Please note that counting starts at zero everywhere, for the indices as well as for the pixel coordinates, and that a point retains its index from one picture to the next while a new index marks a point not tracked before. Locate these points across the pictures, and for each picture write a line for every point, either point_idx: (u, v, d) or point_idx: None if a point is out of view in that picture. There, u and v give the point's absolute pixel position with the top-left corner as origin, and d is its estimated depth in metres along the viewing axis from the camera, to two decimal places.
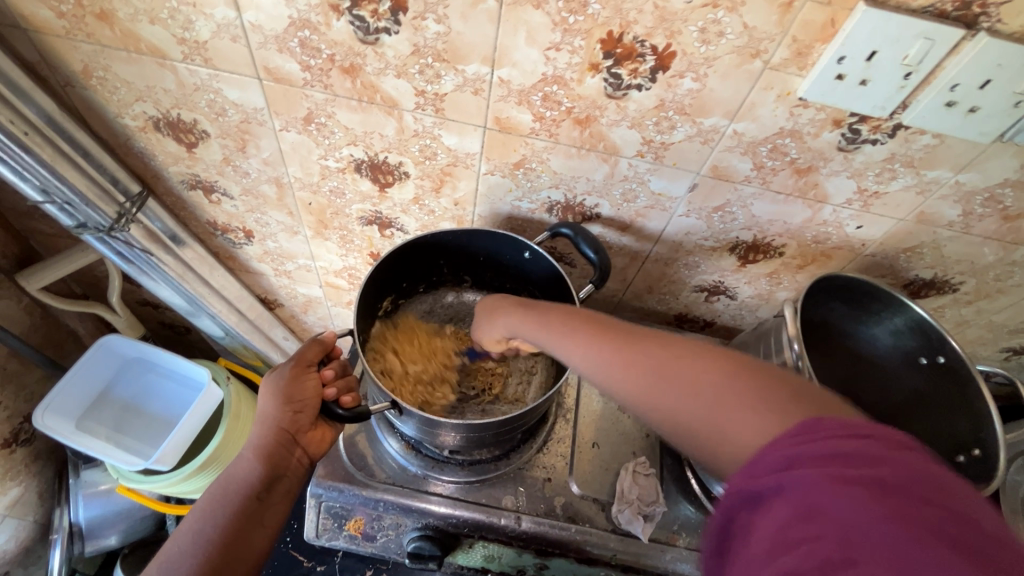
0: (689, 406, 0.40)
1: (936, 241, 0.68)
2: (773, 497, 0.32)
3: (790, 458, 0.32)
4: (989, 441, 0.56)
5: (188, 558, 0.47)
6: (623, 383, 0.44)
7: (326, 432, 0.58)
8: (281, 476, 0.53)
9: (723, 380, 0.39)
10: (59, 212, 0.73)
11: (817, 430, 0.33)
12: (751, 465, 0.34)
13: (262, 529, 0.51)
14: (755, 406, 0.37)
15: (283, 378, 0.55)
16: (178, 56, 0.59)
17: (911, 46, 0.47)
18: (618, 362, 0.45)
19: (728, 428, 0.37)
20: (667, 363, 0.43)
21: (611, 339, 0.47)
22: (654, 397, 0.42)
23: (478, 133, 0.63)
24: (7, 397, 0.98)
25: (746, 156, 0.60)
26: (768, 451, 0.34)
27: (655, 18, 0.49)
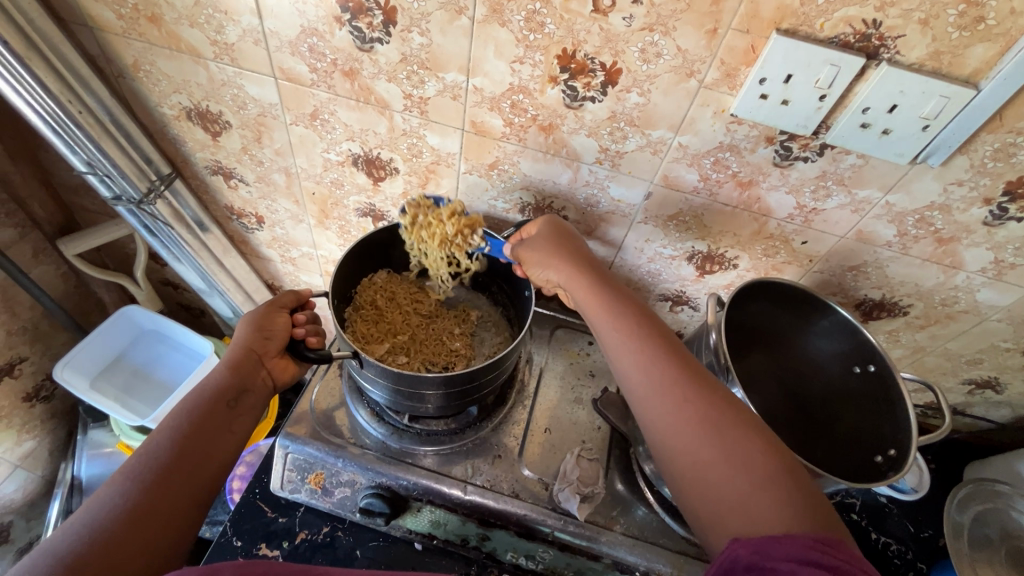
0: (726, 474, 0.45)
1: (878, 260, 0.72)
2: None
3: (808, 560, 0.38)
4: (904, 440, 0.58)
5: (164, 448, 0.50)
6: (674, 423, 0.49)
7: (291, 365, 0.66)
8: (248, 388, 0.59)
9: (770, 470, 0.45)
10: (99, 183, 0.84)
11: (841, 552, 0.39)
12: (770, 547, 0.39)
13: (231, 433, 0.55)
14: (789, 501, 0.43)
15: (258, 313, 0.64)
16: (210, 55, 0.70)
17: (820, 71, 0.53)
18: (681, 404, 0.50)
19: (754, 510, 0.43)
20: (721, 430, 0.48)
21: (682, 382, 0.51)
22: (694, 449, 0.47)
23: (457, 135, 0.72)
24: (35, 354, 1.09)
25: (692, 168, 0.67)
26: (789, 538, 0.39)
27: (602, 38, 0.57)
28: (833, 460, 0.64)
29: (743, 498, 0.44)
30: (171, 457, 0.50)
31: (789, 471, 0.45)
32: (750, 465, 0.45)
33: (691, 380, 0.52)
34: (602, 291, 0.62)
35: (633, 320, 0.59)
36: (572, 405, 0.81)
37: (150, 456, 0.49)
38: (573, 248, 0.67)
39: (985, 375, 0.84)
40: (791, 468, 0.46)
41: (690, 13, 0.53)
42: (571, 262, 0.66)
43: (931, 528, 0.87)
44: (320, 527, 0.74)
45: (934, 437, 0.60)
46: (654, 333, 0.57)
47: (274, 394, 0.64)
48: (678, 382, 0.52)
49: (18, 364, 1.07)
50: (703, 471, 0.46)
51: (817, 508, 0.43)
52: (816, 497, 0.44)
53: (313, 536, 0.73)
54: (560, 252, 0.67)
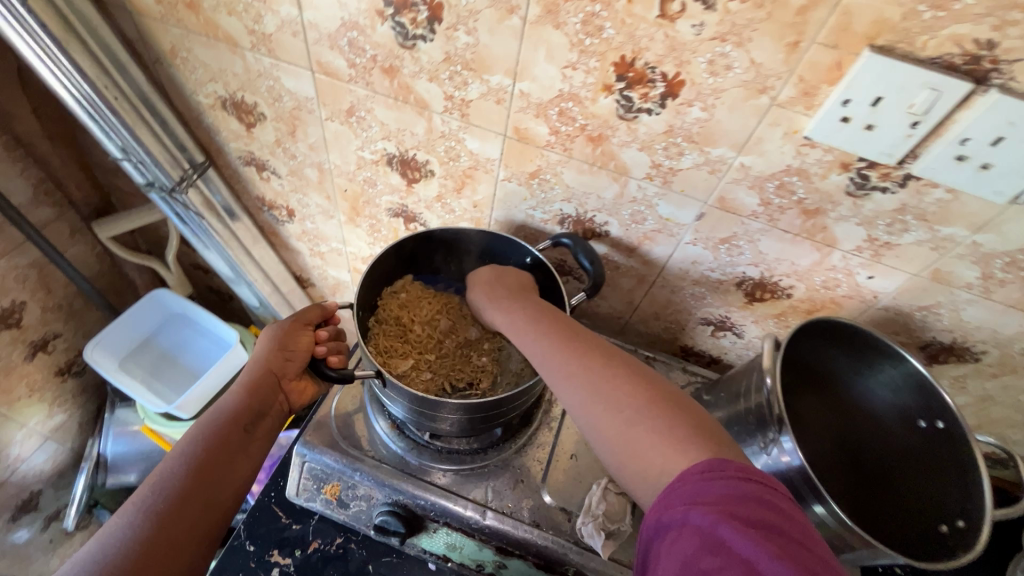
0: (607, 424, 0.46)
1: (953, 302, 0.65)
2: (679, 525, 0.36)
3: (694, 495, 0.36)
4: (974, 513, 0.52)
5: (178, 475, 0.48)
6: (562, 392, 0.50)
7: (308, 386, 0.64)
8: (265, 412, 0.57)
9: (641, 412, 0.45)
10: (133, 169, 0.83)
11: (720, 470, 0.37)
12: (667, 495, 0.38)
13: (248, 458, 0.54)
14: (670, 438, 0.42)
15: (280, 330, 0.62)
16: (247, 45, 0.67)
17: (916, 94, 0.47)
18: (562, 372, 0.51)
19: (641, 460, 0.43)
20: (599, 382, 0.48)
21: (560, 348, 0.52)
22: (584, 414, 0.48)
23: (498, 141, 0.67)
24: (69, 331, 1.11)
25: (753, 191, 0.61)
26: (679, 481, 0.38)
27: (666, 46, 0.52)
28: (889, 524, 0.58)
29: (625, 449, 0.44)
30: (186, 485, 0.48)
31: (674, 407, 0.45)
32: (626, 418, 0.45)
33: (575, 347, 0.52)
34: (516, 297, 0.63)
35: (533, 309, 0.60)
36: None
37: (163, 484, 0.47)
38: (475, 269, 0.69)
39: None
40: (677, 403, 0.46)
41: (770, 22, 0.48)
42: (498, 283, 0.67)
43: None
44: (334, 537, 0.72)
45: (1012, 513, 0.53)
46: (551, 316, 0.58)
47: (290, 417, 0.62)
48: (558, 352, 0.53)
49: (51, 340, 1.08)
50: (598, 434, 0.47)
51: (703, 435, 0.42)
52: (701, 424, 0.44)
53: (326, 546, 0.71)
54: (496, 286, 0.67)
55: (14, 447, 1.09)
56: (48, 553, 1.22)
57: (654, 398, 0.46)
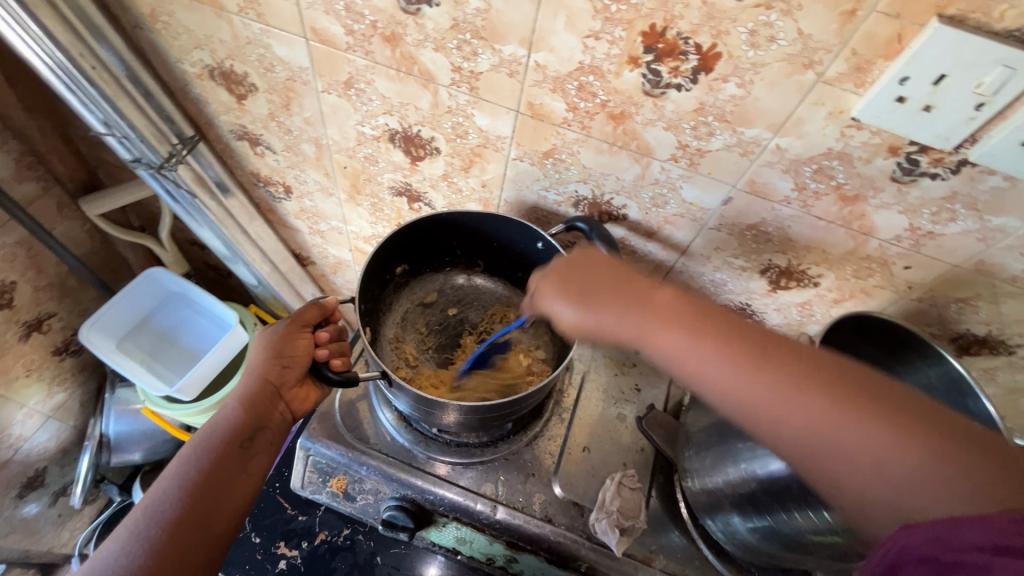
0: (852, 446, 0.39)
1: (994, 294, 0.61)
2: (975, 568, 0.31)
3: (1002, 542, 0.31)
4: None
5: (171, 500, 0.47)
6: (774, 416, 0.42)
7: (312, 391, 0.60)
8: (265, 425, 0.54)
9: (889, 433, 0.39)
10: (118, 145, 0.77)
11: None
12: (947, 531, 0.33)
13: (247, 477, 0.51)
14: (930, 463, 0.37)
15: (277, 335, 0.58)
16: (234, 9, 0.61)
17: (987, 72, 0.42)
18: (768, 394, 0.42)
19: (888, 483, 0.38)
20: (822, 403, 0.40)
21: (742, 355, 0.43)
22: (793, 429, 0.41)
23: (510, 117, 0.62)
24: (63, 310, 1.08)
25: (787, 175, 0.56)
26: (970, 523, 0.32)
27: (702, 15, 0.46)
28: None
29: (877, 474, 0.39)
30: (177, 510, 0.46)
31: (898, 410, 0.40)
32: (862, 437, 0.39)
33: (766, 357, 0.43)
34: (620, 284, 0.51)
35: (675, 306, 0.47)
36: (614, 421, 0.74)
37: (156, 510, 0.46)
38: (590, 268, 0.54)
39: None
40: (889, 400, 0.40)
41: None
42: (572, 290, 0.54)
43: None
44: (341, 529, 0.71)
45: None
46: (701, 316, 0.46)
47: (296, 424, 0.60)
48: (748, 371, 0.43)
49: (46, 320, 1.05)
50: (831, 459, 0.40)
51: (954, 443, 0.38)
52: (933, 420, 0.39)
53: (333, 537, 0.70)
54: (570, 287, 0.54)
55: (15, 427, 1.08)
56: (59, 526, 1.26)
57: (894, 405, 0.40)
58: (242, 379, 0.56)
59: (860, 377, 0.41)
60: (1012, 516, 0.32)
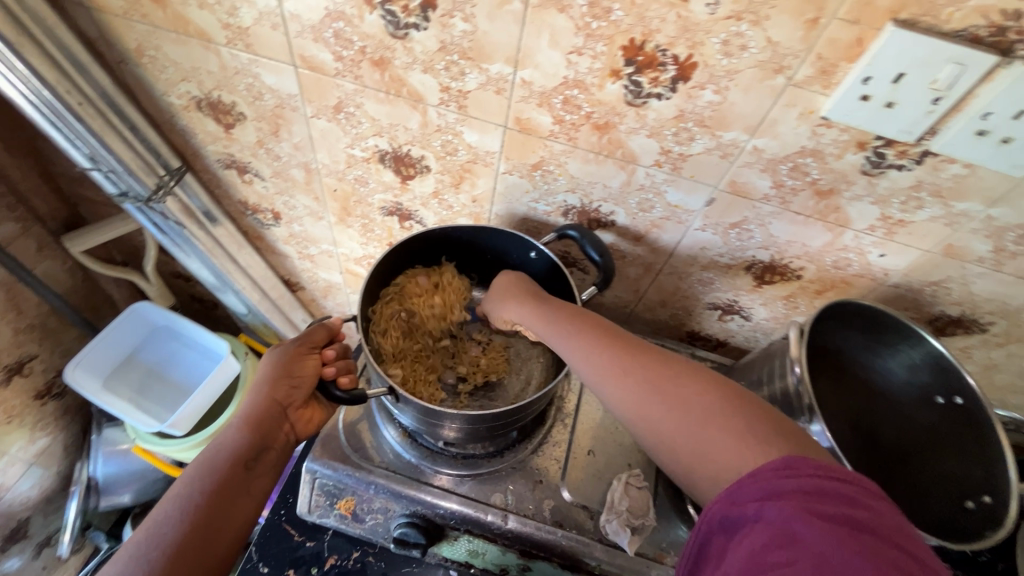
0: (679, 426, 0.44)
1: (964, 276, 0.64)
2: (750, 522, 0.35)
3: (770, 488, 0.35)
4: (1003, 487, 0.52)
5: (174, 523, 0.46)
6: (615, 393, 0.48)
7: (316, 412, 0.61)
8: (270, 446, 0.54)
9: (708, 404, 0.43)
10: (104, 179, 0.77)
11: (805, 467, 0.36)
12: (733, 492, 0.37)
13: (250, 500, 0.51)
14: (735, 431, 0.41)
15: (285, 354, 0.59)
16: (222, 41, 0.63)
17: (940, 70, 0.45)
18: (614, 374, 0.49)
19: (710, 453, 0.41)
20: (668, 388, 0.46)
21: (609, 347, 0.51)
22: (633, 406, 0.47)
23: (498, 132, 0.64)
24: (45, 351, 1.05)
25: (765, 174, 0.60)
26: (753, 476, 0.37)
27: (677, 28, 0.49)
28: (915, 507, 0.57)
29: (697, 441, 0.42)
30: (180, 533, 0.45)
31: (736, 404, 0.43)
32: (692, 412, 0.44)
33: (625, 350, 0.50)
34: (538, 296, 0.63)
35: (567, 311, 0.59)
36: (616, 423, 0.75)
37: (158, 533, 0.45)
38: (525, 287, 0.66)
39: None
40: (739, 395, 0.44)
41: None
42: (508, 285, 0.67)
43: None
44: (350, 552, 0.70)
45: None
46: (587, 319, 0.56)
47: (297, 446, 0.59)
48: (605, 356, 0.51)
49: (27, 363, 1.02)
50: (664, 433, 0.44)
51: (783, 433, 0.40)
52: (775, 423, 0.41)
53: (344, 561, 0.69)
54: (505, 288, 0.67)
55: None
56: None
57: (731, 396, 0.44)
58: (247, 399, 0.56)
59: (700, 371, 0.47)
60: (776, 463, 0.37)
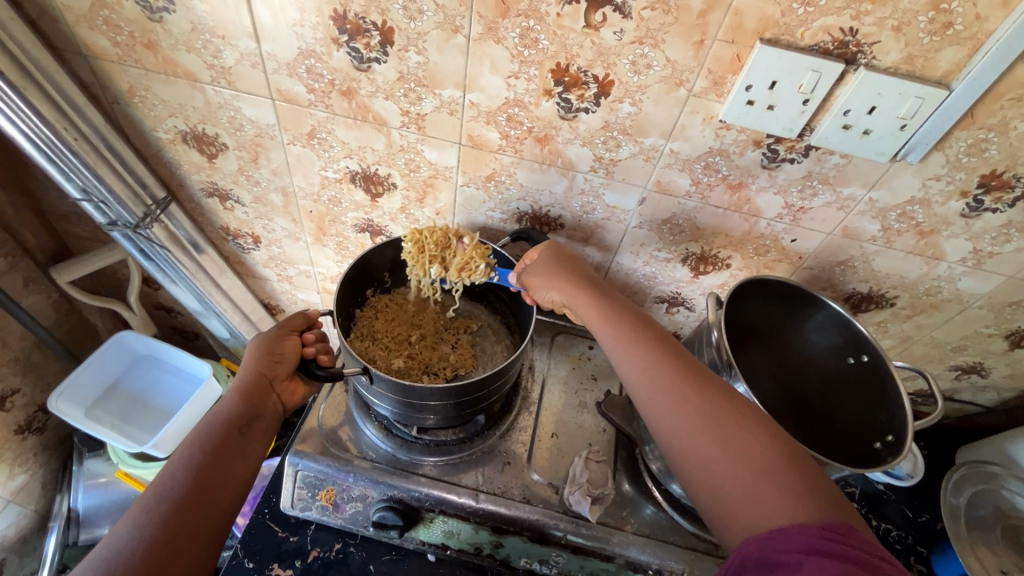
0: (730, 465, 0.49)
1: (864, 255, 0.75)
2: (791, 567, 0.40)
3: (816, 547, 0.41)
4: (900, 427, 0.61)
5: (179, 478, 0.51)
6: (679, 423, 0.53)
7: (299, 387, 0.66)
8: (260, 413, 0.59)
9: (771, 458, 0.49)
10: (94, 210, 0.84)
11: (849, 537, 0.42)
12: (775, 541, 0.42)
13: (244, 460, 0.56)
14: (789, 489, 0.46)
15: (268, 337, 0.65)
16: (207, 79, 0.71)
17: (803, 76, 0.56)
18: (682, 405, 0.53)
19: (761, 504, 0.46)
20: (727, 429, 0.51)
21: (679, 376, 0.56)
22: (693, 440, 0.52)
23: (454, 149, 0.73)
24: (27, 385, 1.07)
25: (684, 173, 0.70)
26: (795, 530, 0.42)
27: (594, 52, 0.60)
28: (831, 449, 0.66)
29: (748, 489, 0.47)
30: (185, 486, 0.50)
31: (792, 464, 0.48)
32: (753, 457, 0.49)
33: (690, 378, 0.55)
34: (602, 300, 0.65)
35: (634, 326, 0.62)
36: (577, 409, 0.82)
37: (166, 487, 0.50)
38: (575, 271, 0.70)
39: (971, 360, 0.87)
40: (789, 449, 0.50)
41: (677, 26, 0.56)
42: (563, 270, 0.70)
43: (928, 513, 0.89)
44: (332, 544, 0.74)
45: (931, 421, 0.62)
46: (657, 341, 0.60)
47: (285, 418, 0.64)
48: (674, 383, 0.55)
49: (9, 397, 1.04)
50: (716, 471, 0.49)
51: (830, 501, 0.46)
52: (825, 489, 0.47)
53: (326, 553, 0.73)
54: (558, 275, 0.69)
55: None
56: None
57: (790, 455, 0.49)
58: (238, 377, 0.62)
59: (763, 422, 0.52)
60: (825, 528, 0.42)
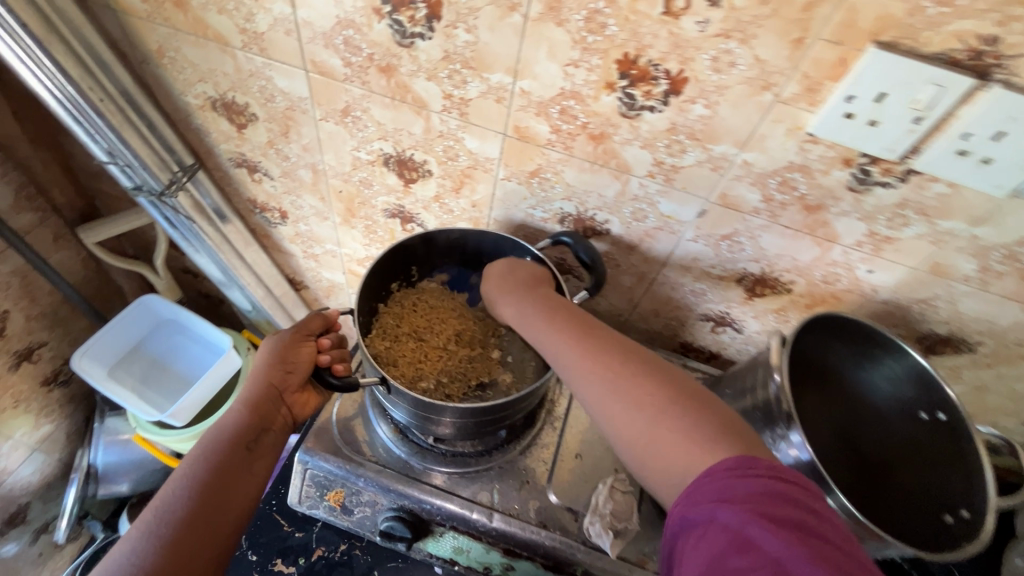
0: (634, 422, 0.47)
1: (951, 295, 0.65)
2: (704, 523, 0.37)
3: (724, 492, 0.38)
4: (978, 504, 0.53)
5: (182, 499, 0.47)
6: (585, 391, 0.52)
7: (311, 398, 0.62)
8: (269, 427, 0.56)
9: (671, 412, 0.46)
10: (120, 173, 0.80)
11: (754, 469, 0.39)
12: (691, 496, 0.40)
13: (252, 478, 0.53)
14: (693, 437, 0.44)
15: (281, 342, 0.61)
16: (238, 44, 0.66)
17: (921, 90, 0.47)
18: (588, 374, 0.52)
19: (666, 454, 0.44)
20: (627, 388, 0.49)
21: (584, 345, 0.54)
22: (598, 405, 0.50)
23: (498, 140, 0.67)
24: (54, 339, 1.08)
25: (755, 187, 0.61)
26: (704, 478, 0.40)
27: (669, 44, 0.52)
28: (893, 518, 0.58)
29: (652, 442, 0.45)
30: (188, 508, 0.47)
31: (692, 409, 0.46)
32: (654, 413, 0.47)
33: (593, 348, 0.54)
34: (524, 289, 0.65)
35: (548, 305, 0.61)
36: None
37: (167, 509, 0.46)
38: (517, 273, 0.68)
39: None
40: (701, 403, 0.47)
41: (775, 19, 0.47)
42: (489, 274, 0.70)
43: None
44: (338, 544, 0.71)
45: (1018, 502, 0.54)
46: (567, 316, 0.59)
47: (294, 430, 0.61)
48: (580, 352, 0.54)
49: (36, 349, 1.05)
50: (623, 432, 0.48)
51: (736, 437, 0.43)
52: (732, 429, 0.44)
53: (330, 553, 0.70)
54: (509, 277, 0.68)
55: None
56: (39, 565, 1.23)
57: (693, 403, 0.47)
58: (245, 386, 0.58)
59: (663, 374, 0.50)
60: (730, 466, 0.40)
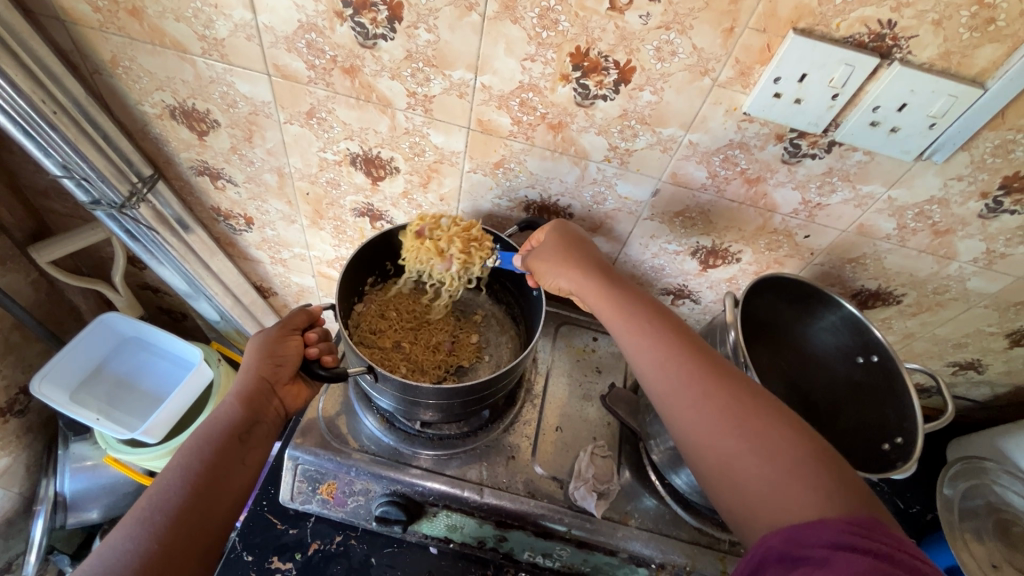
0: (759, 463, 0.46)
1: (877, 253, 0.74)
2: (816, 563, 0.38)
3: (842, 541, 0.39)
4: (910, 428, 0.61)
5: (178, 488, 0.50)
6: (696, 413, 0.50)
7: (302, 390, 0.66)
8: (260, 420, 0.58)
9: (797, 457, 0.46)
10: (76, 187, 0.79)
11: (877, 533, 0.40)
12: (801, 534, 0.41)
13: (246, 468, 0.55)
14: (815, 484, 0.44)
15: (269, 337, 0.63)
16: (198, 51, 0.66)
17: (835, 70, 0.54)
18: (695, 398, 0.51)
19: (789, 501, 0.44)
20: (752, 423, 0.48)
21: (693, 363, 0.53)
22: (712, 432, 0.49)
23: (462, 134, 0.70)
24: (7, 367, 1.03)
25: (701, 165, 0.67)
26: (825, 523, 0.41)
27: (616, 37, 0.56)
28: (841, 450, 0.65)
29: (778, 487, 0.45)
30: (186, 497, 0.50)
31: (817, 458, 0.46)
32: (781, 453, 0.46)
33: (704, 366, 0.53)
34: (616, 281, 0.63)
35: (652, 314, 0.58)
36: (581, 402, 0.82)
37: (164, 499, 0.49)
38: (586, 256, 0.65)
39: (970, 357, 0.88)
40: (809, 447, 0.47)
41: (707, 11, 0.53)
42: (576, 259, 0.65)
43: (918, 505, 0.90)
44: (333, 536, 0.73)
45: (941, 426, 0.62)
46: (671, 327, 0.57)
47: (286, 421, 0.64)
48: (685, 367, 0.53)
49: None
50: (740, 468, 0.47)
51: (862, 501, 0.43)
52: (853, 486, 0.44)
53: (327, 545, 0.73)
54: (575, 258, 0.65)
55: None
56: None
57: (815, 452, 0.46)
58: (236, 380, 0.60)
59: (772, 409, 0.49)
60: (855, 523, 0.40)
